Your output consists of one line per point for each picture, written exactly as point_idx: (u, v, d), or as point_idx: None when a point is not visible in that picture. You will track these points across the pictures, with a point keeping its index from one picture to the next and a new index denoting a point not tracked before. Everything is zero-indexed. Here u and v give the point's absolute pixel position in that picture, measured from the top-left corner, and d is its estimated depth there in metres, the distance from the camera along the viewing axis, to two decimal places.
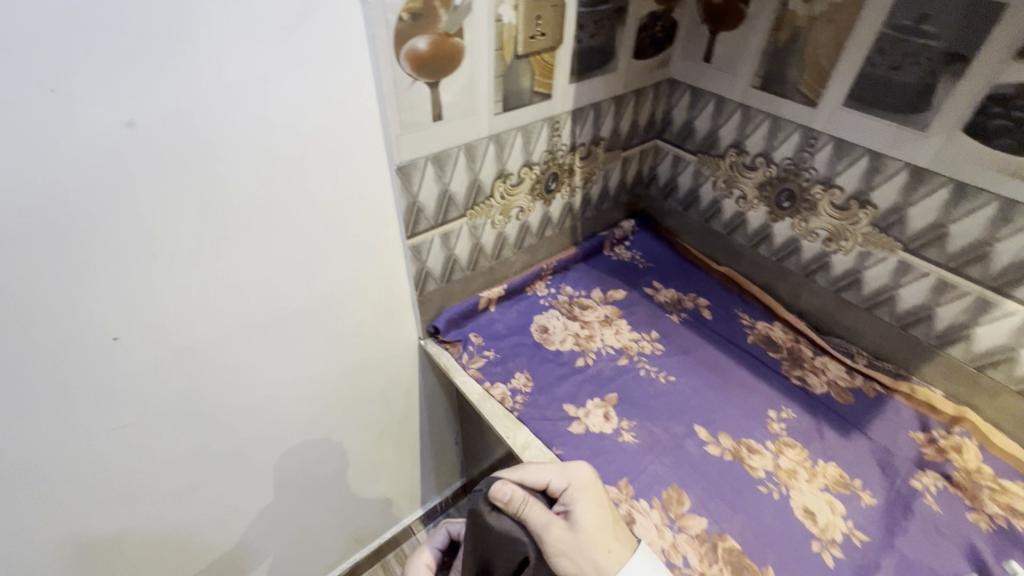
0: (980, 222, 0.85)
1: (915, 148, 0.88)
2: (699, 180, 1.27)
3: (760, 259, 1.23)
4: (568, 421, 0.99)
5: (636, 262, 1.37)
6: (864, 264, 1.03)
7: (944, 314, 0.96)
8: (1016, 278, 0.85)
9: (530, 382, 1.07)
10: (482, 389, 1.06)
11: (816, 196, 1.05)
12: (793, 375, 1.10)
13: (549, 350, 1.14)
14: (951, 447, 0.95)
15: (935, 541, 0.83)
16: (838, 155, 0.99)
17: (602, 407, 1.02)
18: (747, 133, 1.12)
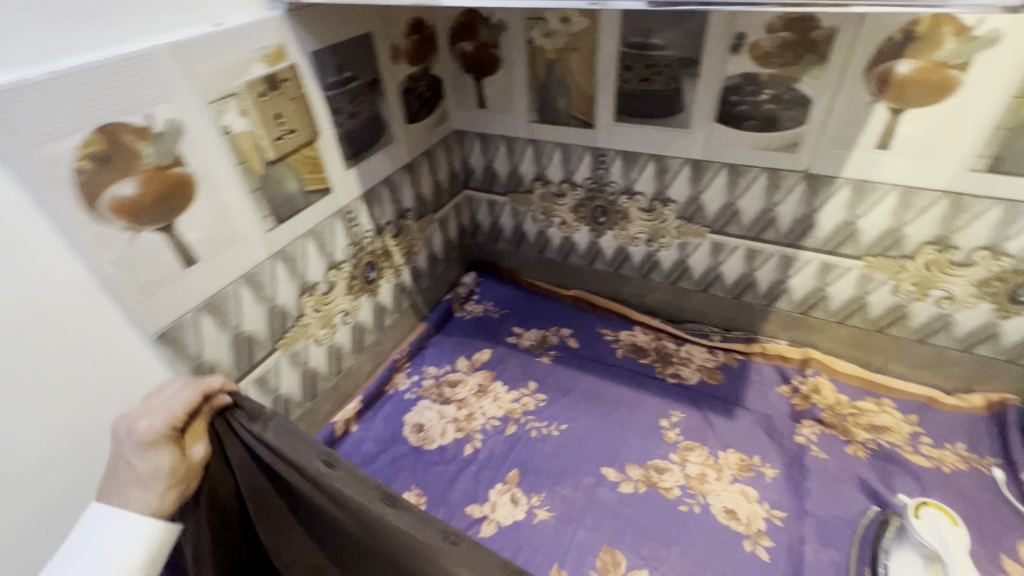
0: (759, 193, 0.94)
1: (687, 144, 0.94)
2: (519, 218, 1.25)
3: (600, 273, 1.25)
4: (476, 526, 0.88)
5: (490, 314, 1.31)
6: (686, 253, 1.09)
7: (762, 277, 1.04)
8: (802, 231, 0.94)
9: (422, 498, 0.94)
10: None
11: (625, 206, 1.09)
12: (668, 374, 1.12)
13: (432, 450, 1.01)
14: (811, 389, 1.03)
15: (835, 488, 0.87)
16: (629, 165, 1.03)
17: (507, 491, 0.93)
18: (544, 164, 1.12)
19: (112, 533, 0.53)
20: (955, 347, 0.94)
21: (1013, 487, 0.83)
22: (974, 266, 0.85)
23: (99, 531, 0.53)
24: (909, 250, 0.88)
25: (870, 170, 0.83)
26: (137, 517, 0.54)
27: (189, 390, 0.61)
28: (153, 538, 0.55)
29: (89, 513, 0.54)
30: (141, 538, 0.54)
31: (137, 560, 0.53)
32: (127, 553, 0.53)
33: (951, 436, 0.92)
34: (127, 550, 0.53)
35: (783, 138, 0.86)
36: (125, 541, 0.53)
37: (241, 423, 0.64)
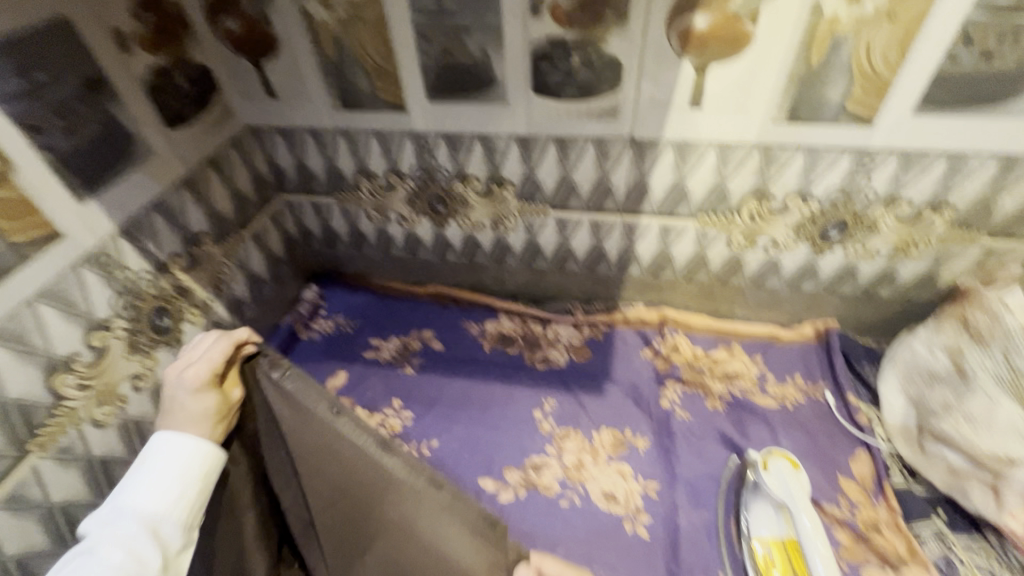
0: (591, 163, 0.89)
1: (509, 120, 0.86)
2: (351, 218, 1.10)
3: (454, 264, 1.15)
4: None
5: (342, 328, 1.16)
6: (534, 233, 1.03)
7: (610, 246, 1.02)
8: (637, 197, 0.92)
9: None
10: None
11: (461, 191, 0.98)
12: (537, 360, 1.07)
13: None
14: (671, 349, 1.04)
15: (701, 447, 0.89)
16: (455, 147, 0.92)
17: None
18: (363, 155, 0.97)
19: (169, 456, 0.59)
20: (784, 286, 1.00)
21: (841, 408, 0.91)
22: (789, 211, 0.88)
23: (158, 457, 0.59)
24: (734, 203, 0.89)
25: (688, 130, 0.81)
26: (179, 448, 0.59)
27: (221, 346, 0.62)
28: (202, 466, 0.60)
29: (155, 442, 0.60)
30: (188, 463, 0.59)
31: (178, 489, 0.58)
32: (170, 481, 0.58)
33: (791, 368, 0.99)
34: (168, 480, 0.58)
35: (603, 105, 0.81)
36: (180, 469, 0.59)
37: (267, 371, 0.64)
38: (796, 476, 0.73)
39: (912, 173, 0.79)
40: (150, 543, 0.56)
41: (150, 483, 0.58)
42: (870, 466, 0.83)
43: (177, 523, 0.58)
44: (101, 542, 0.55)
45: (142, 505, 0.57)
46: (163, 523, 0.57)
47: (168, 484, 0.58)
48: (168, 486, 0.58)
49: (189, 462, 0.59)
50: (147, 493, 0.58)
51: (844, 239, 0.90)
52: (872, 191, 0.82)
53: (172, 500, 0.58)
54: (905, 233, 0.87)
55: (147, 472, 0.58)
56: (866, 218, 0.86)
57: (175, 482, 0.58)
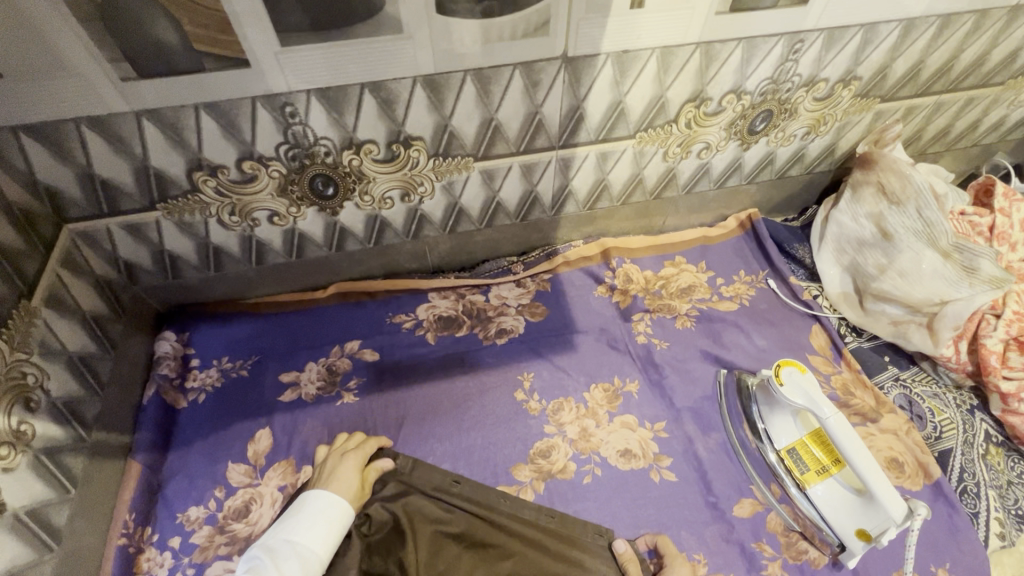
0: (518, 96, 0.71)
1: (408, 57, 0.63)
2: (196, 231, 0.78)
3: (357, 253, 0.91)
4: None
5: (235, 375, 0.86)
6: (456, 194, 0.84)
7: (545, 188, 0.88)
8: (573, 127, 0.78)
9: None
10: None
11: (353, 163, 0.74)
12: (493, 335, 0.93)
13: None
14: (624, 280, 0.98)
15: (689, 371, 0.88)
16: (336, 107, 0.66)
17: None
18: (194, 142, 0.65)
19: (324, 509, 0.65)
20: (713, 187, 0.99)
21: (786, 291, 0.96)
22: (724, 111, 0.83)
23: (315, 508, 0.66)
24: (672, 113, 0.81)
25: (628, 37, 0.68)
26: (333, 506, 0.66)
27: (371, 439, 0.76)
28: (343, 519, 0.66)
29: (314, 495, 0.67)
30: (339, 515, 0.66)
31: (328, 533, 0.64)
32: (323, 521, 0.65)
33: (732, 265, 1.01)
34: (325, 521, 0.65)
35: (530, 19, 0.62)
36: (336, 518, 0.66)
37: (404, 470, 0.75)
38: (810, 381, 0.72)
39: (834, 50, 0.78)
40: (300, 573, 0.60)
41: (305, 520, 0.64)
42: (825, 337, 0.90)
43: (322, 560, 0.63)
44: (259, 565, 0.59)
45: (299, 537, 0.62)
46: (309, 558, 0.62)
47: (323, 529, 0.64)
48: (322, 532, 0.64)
49: (336, 513, 0.66)
50: (303, 529, 0.63)
51: (769, 129, 0.89)
52: (798, 76, 0.80)
53: (325, 540, 0.64)
54: (819, 112, 0.88)
55: (306, 510, 0.65)
56: (789, 105, 0.85)
57: (325, 523, 0.64)
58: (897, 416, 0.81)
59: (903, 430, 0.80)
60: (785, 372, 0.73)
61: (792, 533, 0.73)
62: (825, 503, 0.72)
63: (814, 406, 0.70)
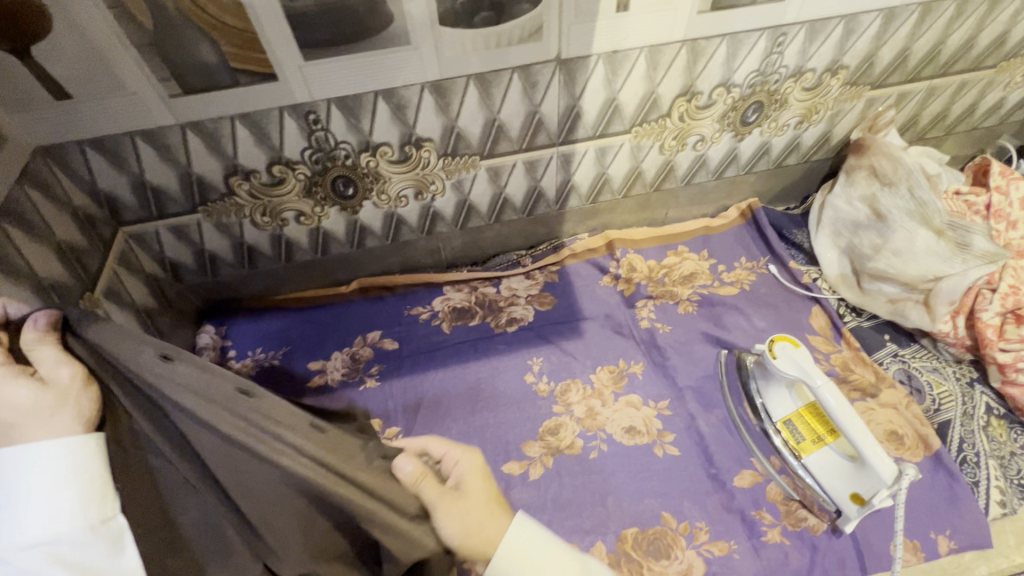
0: (517, 98, 0.78)
1: (416, 66, 0.70)
2: (232, 231, 0.86)
3: (377, 250, 0.98)
4: None
5: (268, 364, 0.94)
6: (464, 191, 0.90)
7: (548, 183, 0.94)
8: (571, 125, 0.84)
9: None
10: None
11: (370, 164, 0.81)
12: (504, 323, 0.99)
13: None
14: (628, 269, 1.03)
15: (690, 353, 0.92)
16: (353, 114, 0.74)
17: None
18: (230, 150, 0.74)
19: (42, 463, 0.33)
20: (712, 178, 1.03)
21: (785, 276, 0.99)
22: (714, 104, 0.87)
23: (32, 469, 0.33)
24: (665, 108, 0.86)
25: (616, 38, 0.74)
26: (61, 458, 0.34)
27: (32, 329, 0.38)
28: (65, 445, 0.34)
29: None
30: (68, 460, 0.34)
31: (65, 491, 0.33)
32: (41, 486, 0.33)
33: (733, 252, 1.04)
34: (63, 485, 0.33)
35: (524, 26, 0.69)
36: (36, 461, 0.33)
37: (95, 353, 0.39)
38: (802, 354, 0.75)
39: (817, 41, 0.82)
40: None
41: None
42: (825, 317, 0.93)
43: (76, 530, 0.33)
44: None
45: (21, 537, 0.31)
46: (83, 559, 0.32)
47: (49, 489, 0.33)
48: (59, 494, 0.33)
49: (56, 455, 0.34)
50: (21, 519, 0.32)
51: (761, 120, 0.93)
52: (785, 67, 0.85)
53: (70, 514, 0.33)
54: (810, 102, 0.92)
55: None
56: (779, 95, 0.89)
57: (56, 484, 0.33)
58: (896, 390, 0.84)
59: (902, 403, 0.82)
60: (777, 347, 0.77)
61: (791, 502, 0.76)
62: (822, 470, 0.75)
63: (806, 377, 0.73)
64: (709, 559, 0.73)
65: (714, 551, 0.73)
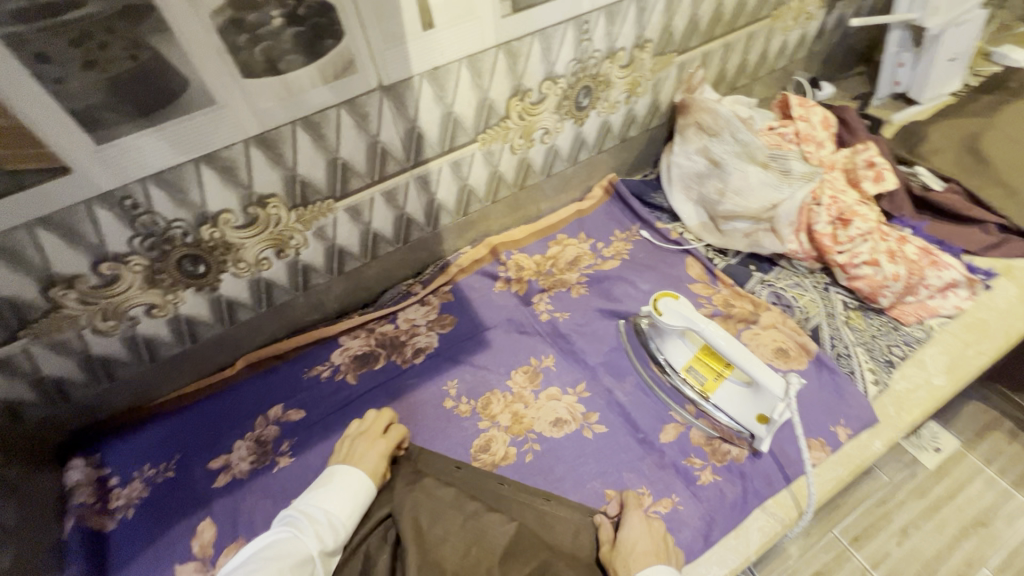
0: (353, 133, 0.76)
1: (232, 123, 0.66)
2: (73, 348, 0.76)
3: (253, 321, 0.91)
4: None
5: (161, 479, 0.84)
6: (330, 237, 0.87)
7: (414, 207, 0.93)
8: (416, 147, 0.84)
9: None
10: None
11: (215, 236, 0.75)
12: (411, 357, 0.96)
13: None
14: (516, 269, 1.05)
15: (593, 332, 0.95)
16: (177, 189, 0.68)
17: None
18: (39, 261, 0.65)
19: (360, 486, 0.70)
20: (568, 164, 1.08)
21: (657, 236, 1.06)
22: (547, 98, 0.92)
23: (353, 479, 0.71)
24: (502, 111, 0.88)
25: (432, 55, 0.75)
26: (364, 481, 0.71)
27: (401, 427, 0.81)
28: (369, 486, 0.71)
29: (336, 467, 0.72)
30: (364, 488, 0.70)
31: (356, 501, 0.69)
32: (353, 491, 0.69)
33: (607, 228, 1.10)
34: (354, 493, 0.69)
35: (336, 62, 0.68)
36: (360, 485, 0.70)
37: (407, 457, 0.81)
38: (682, 304, 0.80)
39: (618, 23, 0.89)
40: (328, 533, 0.64)
41: (338, 488, 0.69)
42: (699, 265, 1.01)
43: (348, 522, 0.67)
44: (297, 524, 0.64)
45: (325, 499, 0.67)
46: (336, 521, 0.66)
47: (353, 494, 0.69)
48: (352, 501, 0.68)
49: (363, 484, 0.71)
50: (334, 494, 0.68)
51: (593, 102, 0.99)
52: (598, 51, 0.91)
53: (353, 505, 0.68)
54: (631, 76, 0.99)
55: (334, 481, 0.70)
56: (602, 77, 0.95)
57: (354, 493, 0.69)
58: (772, 311, 0.92)
59: (780, 321, 0.91)
60: (660, 304, 0.81)
61: (714, 440, 0.81)
62: (727, 404, 0.80)
63: (690, 324, 0.78)
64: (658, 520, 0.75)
65: (662, 508, 0.76)
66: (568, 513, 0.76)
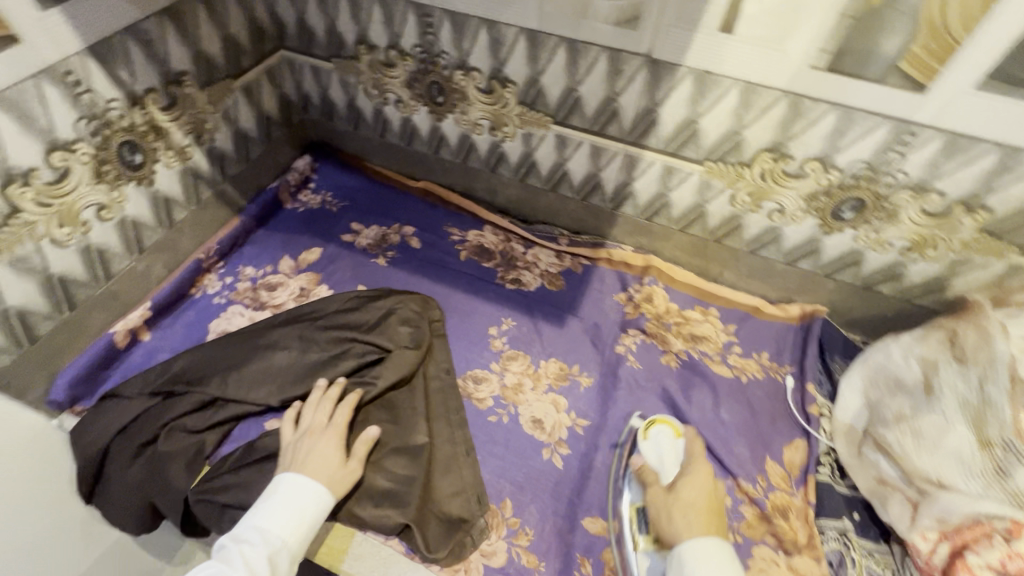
0: (600, 78, 0.80)
1: (520, 8, 0.76)
2: (350, 91, 1.04)
3: (447, 163, 1.09)
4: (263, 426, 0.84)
5: (327, 206, 1.14)
6: (531, 147, 0.96)
7: (608, 177, 0.94)
8: (644, 128, 0.83)
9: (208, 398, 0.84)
10: (140, 444, 0.79)
11: (461, 82, 0.90)
12: (508, 280, 1.04)
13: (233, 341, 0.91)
14: (644, 299, 1.00)
15: (639, 400, 0.88)
16: (458, 31, 0.84)
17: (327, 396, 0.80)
18: (365, 22, 0.90)
19: (300, 503, 0.65)
20: (781, 260, 0.93)
21: (796, 396, 0.87)
22: (805, 178, 0.79)
23: (292, 498, 0.65)
24: (747, 156, 0.80)
25: (713, 59, 0.71)
26: (308, 494, 0.66)
27: (361, 444, 0.76)
28: (315, 502, 0.66)
29: (279, 481, 0.67)
30: (307, 505, 0.65)
31: (301, 521, 0.64)
32: (295, 510, 0.64)
33: (761, 345, 0.94)
34: (296, 511, 0.64)
35: (622, 9, 0.71)
36: (304, 502, 0.65)
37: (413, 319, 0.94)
38: (672, 445, 0.77)
39: (955, 160, 0.69)
40: (266, 564, 0.59)
41: (274, 506, 0.64)
42: (802, 455, 0.81)
43: (291, 547, 0.62)
44: (226, 554, 0.58)
45: (264, 526, 0.62)
46: (278, 546, 0.61)
47: (294, 514, 0.64)
48: (297, 521, 0.64)
49: (308, 499, 0.66)
50: (274, 516, 0.63)
51: (857, 221, 0.81)
52: (903, 173, 0.73)
53: (295, 528, 0.63)
54: (926, 230, 0.77)
55: (273, 501, 0.65)
56: (886, 203, 0.77)
57: (296, 511, 0.64)
58: (813, 564, 0.71)
59: None
60: (654, 429, 0.79)
61: None
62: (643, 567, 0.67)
63: (661, 467, 0.74)
64: (512, 560, 0.74)
65: (521, 558, 0.74)
66: (468, 479, 0.79)
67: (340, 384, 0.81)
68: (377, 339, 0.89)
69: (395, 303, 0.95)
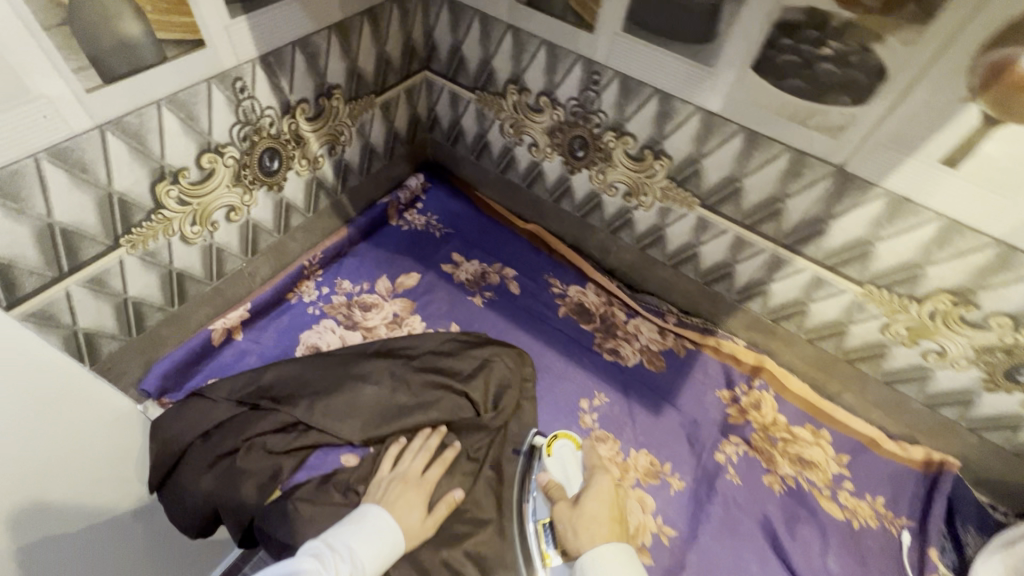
0: (773, 175, 0.73)
1: (705, 89, 0.71)
2: (484, 124, 1.01)
3: (564, 214, 1.04)
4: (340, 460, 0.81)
5: (432, 230, 1.10)
6: (665, 222, 0.90)
7: (743, 271, 0.87)
8: (806, 235, 0.76)
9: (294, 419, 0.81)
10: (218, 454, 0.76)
11: (610, 144, 0.85)
12: (606, 349, 0.98)
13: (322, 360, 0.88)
14: (752, 404, 0.92)
15: (735, 521, 0.81)
16: (625, 95, 0.78)
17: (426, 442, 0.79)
18: (523, 64, 0.86)
19: (385, 535, 0.65)
20: (920, 400, 0.83)
21: (914, 559, 0.78)
22: (986, 330, 0.70)
23: (378, 527, 0.65)
24: (920, 291, 0.72)
25: (918, 189, 0.63)
26: (391, 531, 0.66)
27: (444, 505, 0.73)
28: (395, 540, 0.66)
29: (367, 511, 0.67)
30: (389, 542, 0.65)
31: (381, 554, 0.63)
32: (380, 538, 0.64)
33: (877, 487, 0.85)
34: (380, 542, 0.64)
35: (827, 116, 0.64)
36: (387, 535, 0.65)
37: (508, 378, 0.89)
38: (575, 457, 0.77)
39: None
40: None
41: (362, 530, 0.64)
42: None
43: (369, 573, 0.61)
44: (321, 557, 0.58)
45: (352, 547, 0.61)
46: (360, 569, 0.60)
47: (376, 543, 0.64)
48: (380, 549, 0.63)
49: (388, 534, 0.65)
50: (360, 537, 0.63)
51: None
52: None
53: (377, 559, 0.62)
54: None
55: (361, 527, 0.64)
56: None
57: (380, 540, 0.64)
58: None
59: None
60: (556, 445, 0.78)
61: None
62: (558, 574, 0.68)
63: (567, 482, 0.75)
64: None
65: None
66: None
67: (440, 432, 0.81)
68: (469, 393, 0.85)
69: (491, 354, 0.90)
